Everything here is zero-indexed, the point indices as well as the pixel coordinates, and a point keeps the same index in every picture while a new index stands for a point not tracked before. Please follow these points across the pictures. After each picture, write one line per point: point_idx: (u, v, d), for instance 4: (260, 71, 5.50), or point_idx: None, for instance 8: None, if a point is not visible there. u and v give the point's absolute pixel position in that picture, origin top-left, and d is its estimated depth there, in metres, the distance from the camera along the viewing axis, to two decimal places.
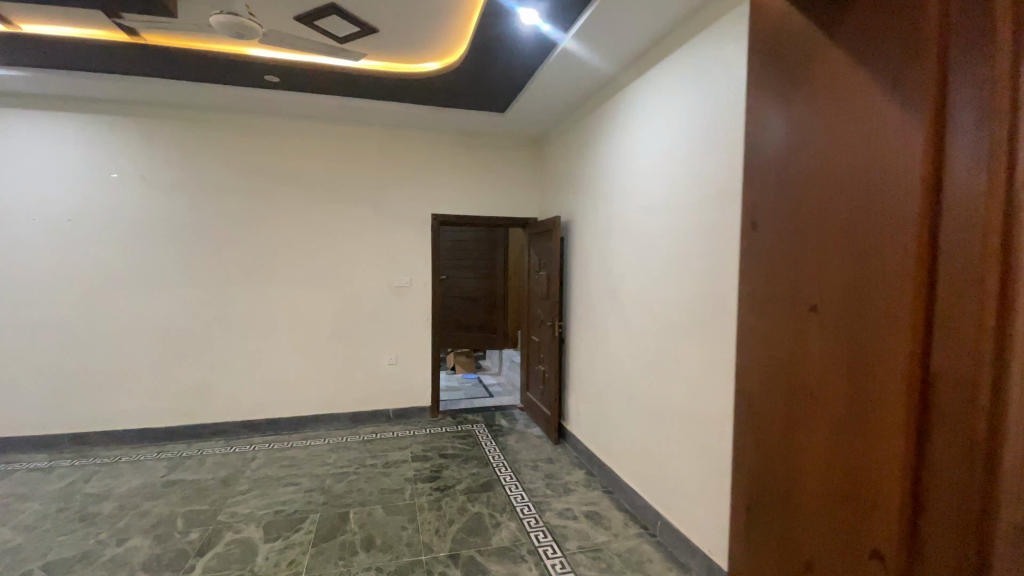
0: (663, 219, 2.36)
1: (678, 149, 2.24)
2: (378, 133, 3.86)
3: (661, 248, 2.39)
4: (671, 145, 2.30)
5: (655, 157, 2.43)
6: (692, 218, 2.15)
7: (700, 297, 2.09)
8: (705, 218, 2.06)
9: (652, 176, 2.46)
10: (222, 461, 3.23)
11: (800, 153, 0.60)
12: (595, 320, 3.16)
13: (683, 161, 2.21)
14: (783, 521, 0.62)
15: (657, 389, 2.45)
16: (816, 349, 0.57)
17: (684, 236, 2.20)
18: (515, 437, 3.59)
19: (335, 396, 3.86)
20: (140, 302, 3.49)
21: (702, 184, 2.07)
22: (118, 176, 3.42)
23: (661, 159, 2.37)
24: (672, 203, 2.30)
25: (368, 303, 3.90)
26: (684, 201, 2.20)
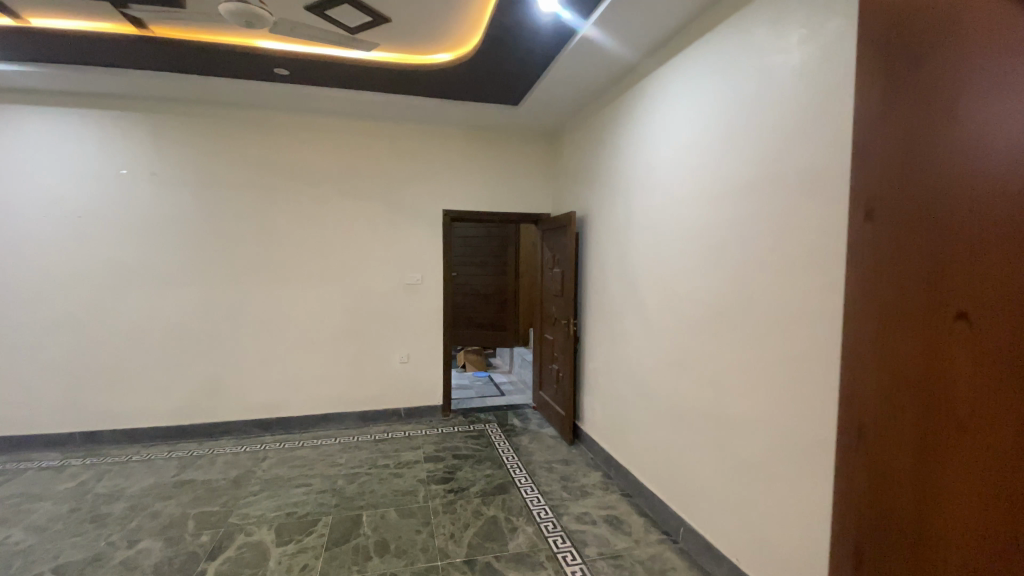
0: (687, 213, 2.29)
1: (705, 140, 2.15)
2: (389, 127, 3.79)
3: (686, 243, 2.30)
4: (697, 137, 2.20)
5: (680, 149, 2.34)
6: (721, 212, 2.05)
7: (729, 295, 2.01)
8: (735, 211, 1.97)
9: (676, 169, 2.38)
10: (232, 461, 3.19)
11: (928, 164, 0.68)
12: (612, 318, 3.07)
13: (710, 152, 2.11)
14: (920, 505, 0.68)
15: (680, 390, 2.37)
16: (956, 339, 0.64)
17: (711, 230, 2.11)
18: (528, 437, 3.52)
19: (346, 395, 3.82)
20: (150, 300, 3.45)
21: (732, 176, 1.98)
22: (127, 172, 3.37)
23: (687, 151, 2.28)
24: (698, 196, 2.21)
25: (379, 300, 3.84)
26: (711, 195, 2.11)
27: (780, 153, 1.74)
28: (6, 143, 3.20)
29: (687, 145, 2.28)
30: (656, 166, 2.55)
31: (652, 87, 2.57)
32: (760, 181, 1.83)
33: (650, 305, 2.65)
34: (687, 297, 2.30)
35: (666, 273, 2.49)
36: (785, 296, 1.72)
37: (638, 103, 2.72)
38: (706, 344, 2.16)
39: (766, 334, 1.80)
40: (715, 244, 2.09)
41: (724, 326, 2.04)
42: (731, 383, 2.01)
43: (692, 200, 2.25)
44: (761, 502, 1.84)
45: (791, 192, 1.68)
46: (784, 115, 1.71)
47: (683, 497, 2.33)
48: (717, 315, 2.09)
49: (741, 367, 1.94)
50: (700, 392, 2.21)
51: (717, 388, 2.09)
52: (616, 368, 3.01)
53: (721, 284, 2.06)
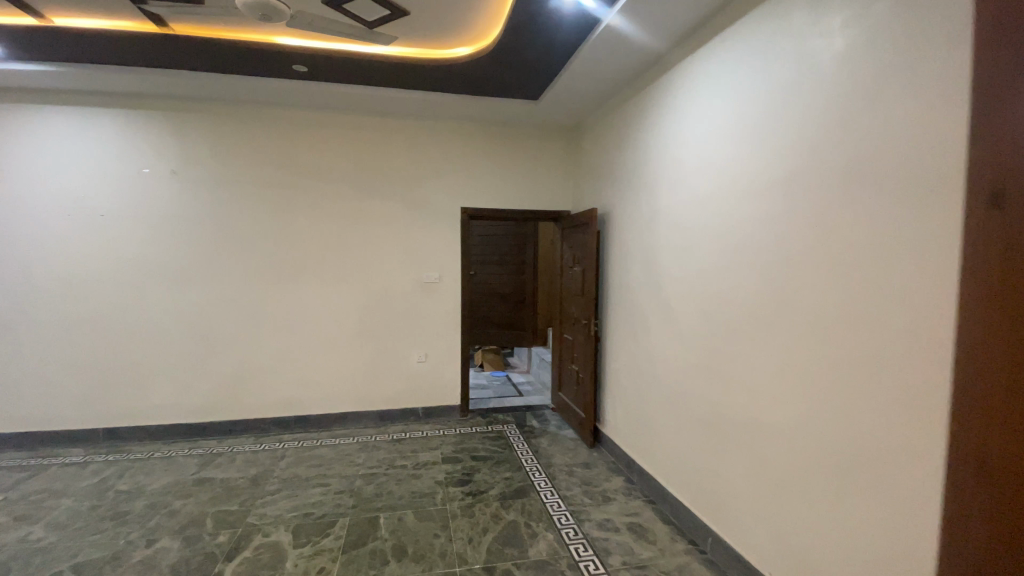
0: (720, 209, 2.21)
1: (742, 131, 2.04)
2: (407, 123, 3.75)
3: (722, 240, 2.20)
4: (733, 128, 2.10)
5: (713, 142, 2.24)
6: (762, 207, 1.95)
7: (772, 294, 1.91)
8: (778, 206, 1.87)
9: (709, 163, 2.28)
10: (251, 459, 3.19)
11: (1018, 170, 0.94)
12: (636, 318, 2.98)
13: (749, 144, 2.01)
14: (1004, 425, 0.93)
15: (713, 393, 2.27)
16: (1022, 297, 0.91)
17: (752, 227, 2.01)
18: (548, 439, 3.45)
19: (364, 394, 3.79)
20: (171, 298, 3.48)
21: (774, 168, 1.88)
22: (149, 171, 3.40)
23: (721, 143, 2.18)
24: (735, 191, 2.11)
25: (397, 299, 3.81)
26: (751, 190, 2.01)
27: (830, 144, 1.63)
28: (33, 143, 3.25)
29: (721, 137, 2.18)
30: (687, 160, 2.45)
31: (682, 78, 2.47)
32: (808, 174, 1.73)
33: (678, 305, 2.55)
34: (722, 297, 2.21)
35: (698, 272, 2.39)
36: (833, 296, 1.62)
37: (666, 95, 2.62)
38: (744, 346, 2.07)
39: (813, 336, 1.71)
40: (756, 241, 1.99)
41: (765, 328, 1.95)
42: (771, 387, 1.91)
43: (728, 195, 2.15)
44: (803, 514, 1.75)
45: (843, 185, 1.58)
46: (835, 103, 1.60)
47: (715, 506, 2.23)
48: (757, 316, 1.99)
49: (783, 370, 1.85)
50: (736, 396, 2.11)
51: (756, 393, 1.99)
52: (640, 369, 2.92)
53: (762, 283, 1.96)
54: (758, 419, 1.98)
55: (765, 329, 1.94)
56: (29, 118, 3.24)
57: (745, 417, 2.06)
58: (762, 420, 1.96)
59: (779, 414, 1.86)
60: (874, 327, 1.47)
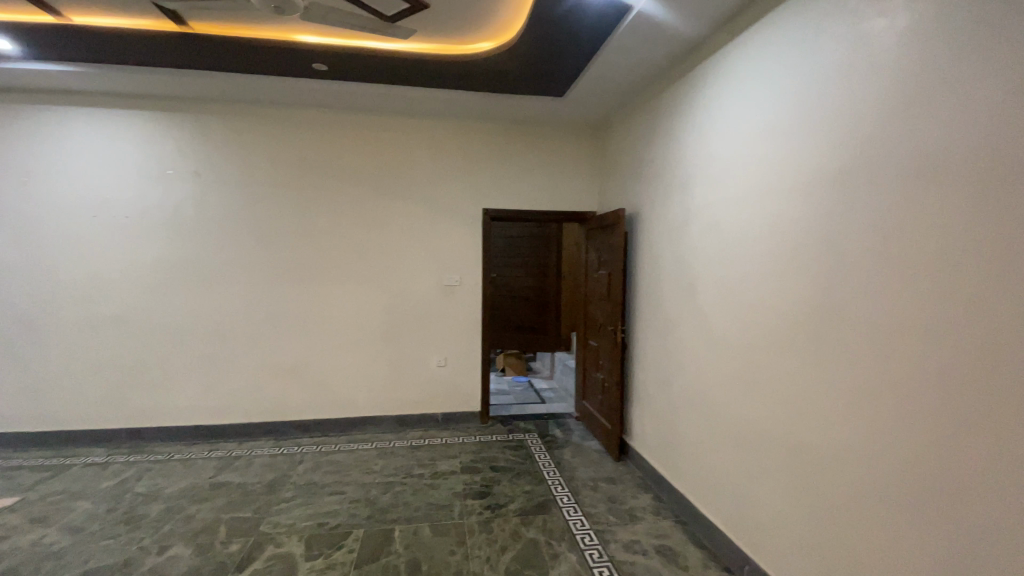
0: (764, 207, 2.06)
1: (796, 122, 1.86)
2: (429, 122, 3.67)
3: (769, 243, 2.02)
4: (786, 120, 1.92)
5: (762, 135, 2.06)
6: (815, 206, 1.78)
7: (825, 302, 1.73)
8: (835, 205, 1.69)
9: (756, 158, 2.10)
10: (268, 463, 3.14)
11: None
12: (667, 325, 2.82)
13: (802, 136, 1.84)
14: None
15: (757, 408, 2.09)
16: None
17: (803, 228, 1.84)
18: (571, 451, 3.31)
19: (383, 399, 3.71)
20: (192, 299, 3.47)
21: (832, 161, 1.70)
22: (172, 171, 3.41)
23: (771, 136, 2.00)
24: (786, 188, 1.93)
25: (417, 302, 3.73)
26: (806, 186, 1.83)
27: (895, 135, 1.47)
28: (61, 145, 3.29)
29: (772, 129, 2.00)
30: (731, 156, 2.28)
31: (725, 67, 2.30)
32: (871, 168, 1.55)
33: (716, 312, 2.38)
34: (768, 304, 2.03)
35: (740, 277, 2.22)
36: (902, 306, 1.44)
37: (707, 87, 2.45)
38: (792, 359, 1.89)
39: (876, 350, 1.53)
40: (807, 244, 1.82)
41: (818, 340, 1.77)
42: (824, 404, 1.74)
43: (778, 193, 1.97)
44: (864, 550, 1.57)
45: (915, 180, 1.41)
46: (907, 87, 1.43)
47: (758, 532, 2.06)
48: (808, 326, 1.82)
49: (839, 386, 1.67)
50: (783, 414, 1.94)
51: (807, 410, 1.82)
52: (672, 379, 2.75)
53: (813, 289, 1.79)
54: (808, 440, 1.81)
55: (816, 341, 1.77)
56: (57, 120, 3.28)
57: (794, 437, 1.88)
58: (812, 441, 1.79)
59: (835, 435, 1.69)
60: (954, 344, 1.30)
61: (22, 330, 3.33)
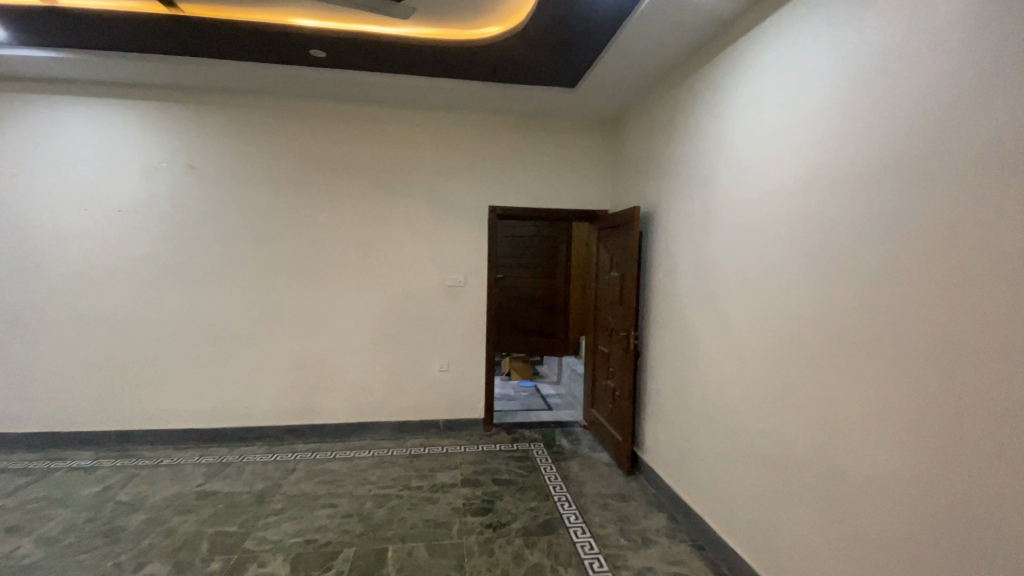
0: (800, 204, 1.86)
1: (841, 108, 1.66)
2: (434, 114, 3.49)
3: (806, 244, 1.82)
4: (830, 107, 1.72)
5: (800, 125, 1.86)
6: (862, 203, 1.57)
7: (873, 312, 1.53)
8: (886, 201, 1.49)
9: (793, 149, 1.90)
10: (259, 471, 2.98)
11: None
12: (686, 332, 2.62)
13: (848, 124, 1.63)
14: None
15: (788, 427, 1.90)
16: None
17: (845, 228, 1.64)
18: (579, 463, 3.12)
19: (382, 404, 3.54)
20: (186, 298, 3.34)
21: (884, 151, 1.49)
22: (166, 164, 3.27)
23: (811, 126, 1.80)
24: (827, 183, 1.73)
25: (419, 303, 3.55)
26: (848, 181, 1.63)
27: (962, 121, 1.27)
28: (52, 135, 3.17)
29: (811, 118, 1.80)
30: (763, 148, 2.08)
31: (761, 49, 2.09)
32: (934, 158, 1.35)
33: (743, 319, 2.18)
34: (801, 313, 1.84)
35: (769, 281, 2.02)
36: (972, 319, 1.24)
37: (739, 72, 2.24)
38: (830, 374, 1.70)
39: (937, 369, 1.33)
40: (851, 245, 1.62)
41: (863, 353, 1.57)
42: (869, 427, 1.54)
43: (817, 188, 1.77)
44: None
45: (988, 174, 1.21)
46: (987, 62, 1.22)
47: (791, 564, 1.86)
48: (850, 338, 1.61)
49: (889, 407, 1.47)
50: (819, 436, 1.74)
51: (847, 432, 1.62)
52: (691, 390, 2.55)
53: (857, 297, 1.59)
54: (849, 466, 1.61)
55: (861, 355, 1.57)
56: (48, 110, 3.16)
57: (831, 461, 1.69)
58: (854, 469, 1.59)
59: (885, 463, 1.49)
60: None
61: (8, 327, 3.21)
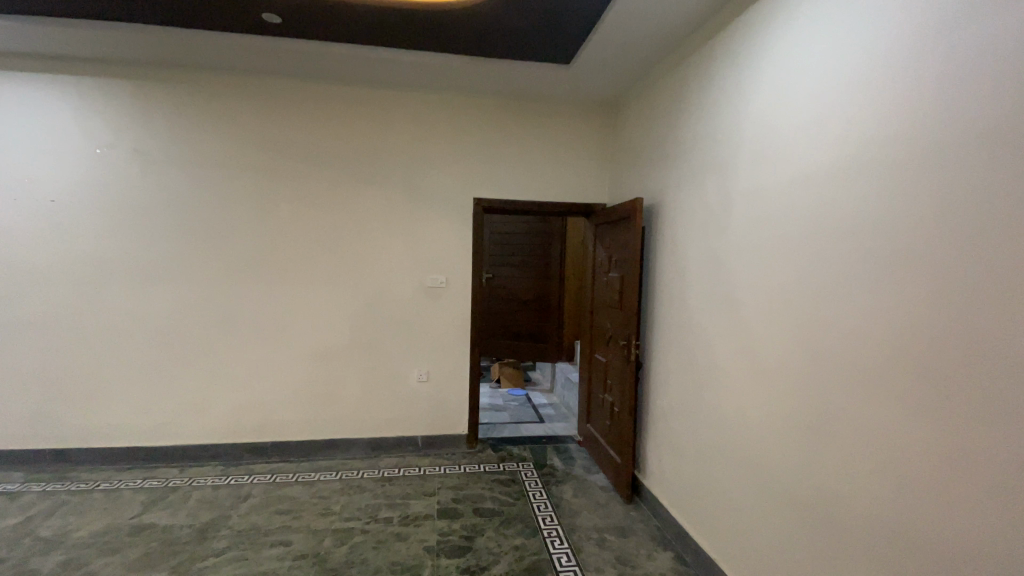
0: (841, 191, 1.51)
1: (905, 62, 1.30)
2: (413, 96, 3.13)
3: (852, 241, 1.47)
4: (886, 69, 1.37)
5: (844, 93, 1.51)
6: (938, 185, 1.21)
7: (952, 329, 1.17)
8: (975, 180, 1.13)
9: (833, 122, 1.55)
10: (207, 499, 2.61)
11: None
12: (697, 343, 2.27)
13: (914, 84, 1.28)
14: None
15: (828, 464, 1.54)
16: None
17: (911, 218, 1.28)
18: (573, 488, 2.77)
19: (354, 418, 3.17)
20: (132, 300, 2.96)
21: (972, 116, 1.14)
22: (107, 149, 2.90)
23: (859, 92, 1.45)
24: (880, 165, 1.38)
25: (396, 307, 3.19)
26: (911, 161, 1.28)
27: None
28: None
29: (860, 80, 1.44)
30: (793, 124, 1.72)
31: (793, 3, 1.74)
32: None
33: (767, 331, 1.83)
34: (846, 324, 1.48)
35: (802, 285, 1.66)
36: None
37: (765, 34, 1.89)
38: (886, 405, 1.34)
39: None
40: (919, 240, 1.26)
41: (940, 381, 1.20)
42: (951, 478, 1.18)
43: (867, 169, 1.42)
44: None
45: None
46: None
47: None
48: (920, 361, 1.25)
49: (980, 454, 1.12)
50: (872, 480, 1.38)
51: (916, 480, 1.26)
52: (703, 411, 2.21)
53: (930, 307, 1.23)
54: (921, 526, 1.25)
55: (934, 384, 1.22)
56: None
57: (888, 516, 1.33)
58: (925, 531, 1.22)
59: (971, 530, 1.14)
60: None
61: None
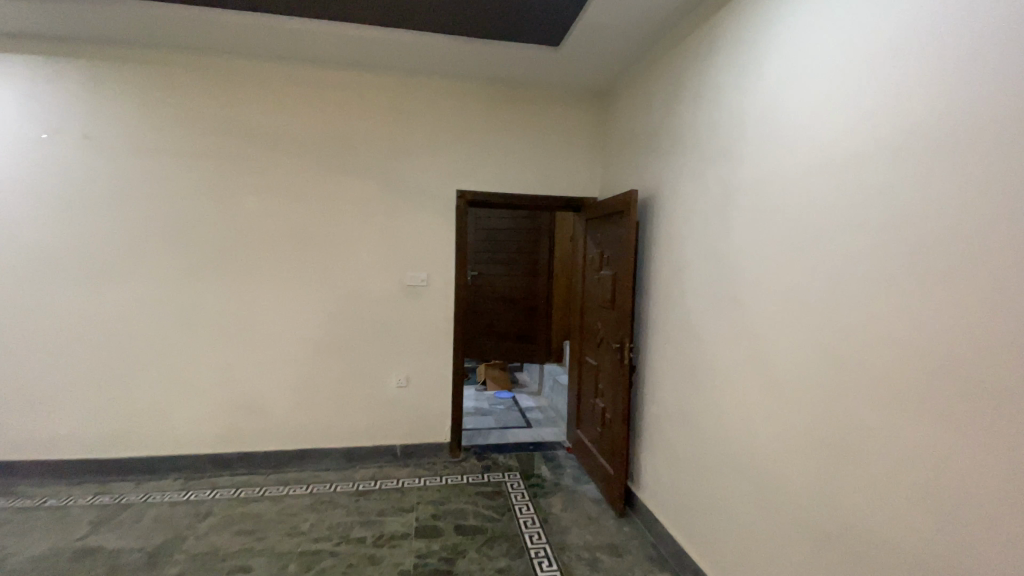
0: (863, 180, 1.36)
1: (943, 32, 1.14)
2: (391, 81, 2.92)
3: (877, 237, 1.31)
4: (913, 41, 1.22)
5: (864, 71, 1.36)
6: (983, 170, 1.04)
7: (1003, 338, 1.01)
8: None
9: (855, 102, 1.38)
10: (163, 518, 2.38)
11: None
12: (697, 347, 2.10)
13: (951, 57, 1.13)
14: None
15: (850, 485, 1.38)
16: None
17: (953, 210, 1.12)
18: (562, 501, 2.59)
19: (328, 426, 2.96)
20: (82, 300, 2.71)
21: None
22: (54, 134, 2.65)
23: (881, 69, 1.30)
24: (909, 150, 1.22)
25: (373, 307, 2.98)
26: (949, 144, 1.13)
27: None
28: None
29: (890, 53, 1.28)
30: (807, 106, 1.55)
31: None
32: None
33: (776, 335, 1.66)
34: (872, 330, 1.33)
35: (817, 285, 1.50)
36: None
37: (773, 7, 1.71)
38: (920, 423, 1.18)
39: None
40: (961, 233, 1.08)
41: (990, 399, 1.04)
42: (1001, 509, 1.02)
43: (897, 156, 1.25)
44: None
45: None
46: None
47: None
48: (966, 374, 1.09)
49: None
50: (903, 507, 1.22)
51: (960, 510, 1.10)
52: (703, 420, 2.04)
53: (975, 310, 1.06)
54: (968, 565, 1.09)
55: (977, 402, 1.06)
56: None
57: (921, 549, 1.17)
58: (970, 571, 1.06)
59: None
60: None
61: None
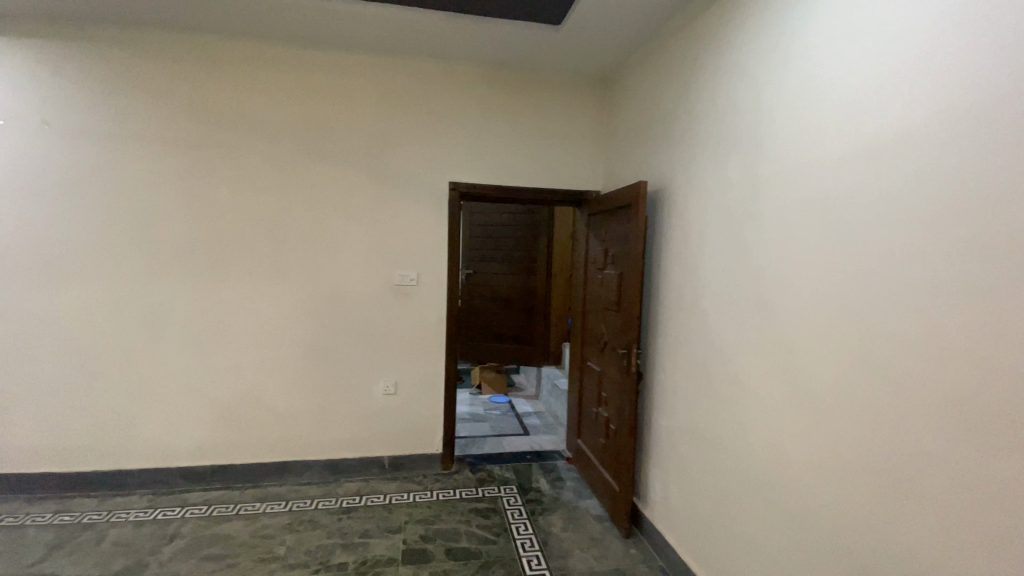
0: (909, 165, 1.15)
1: None
2: (378, 65, 2.70)
3: (936, 226, 1.08)
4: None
5: (910, 36, 1.15)
6: None
7: None
8: None
9: (906, 69, 1.16)
10: (125, 540, 2.17)
11: None
12: (713, 355, 1.91)
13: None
14: None
15: (896, 521, 1.17)
16: None
17: None
18: (562, 520, 2.40)
19: (311, 437, 2.75)
20: (40, 302, 2.48)
21: None
22: (7, 120, 2.42)
23: (934, 33, 1.10)
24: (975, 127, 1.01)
25: (358, 307, 2.76)
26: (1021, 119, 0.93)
27: None
28: None
29: (959, 2, 1.05)
30: (846, 74, 1.33)
31: None
32: None
33: (806, 343, 1.46)
34: (925, 339, 1.11)
35: (854, 287, 1.30)
36: None
37: None
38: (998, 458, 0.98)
39: None
40: None
41: None
42: None
43: (965, 128, 1.03)
44: None
45: None
46: None
47: None
48: None
49: None
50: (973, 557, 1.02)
51: None
52: (720, 436, 1.85)
53: None
54: None
55: None
56: None
57: None
58: None
59: None
60: None
61: None
